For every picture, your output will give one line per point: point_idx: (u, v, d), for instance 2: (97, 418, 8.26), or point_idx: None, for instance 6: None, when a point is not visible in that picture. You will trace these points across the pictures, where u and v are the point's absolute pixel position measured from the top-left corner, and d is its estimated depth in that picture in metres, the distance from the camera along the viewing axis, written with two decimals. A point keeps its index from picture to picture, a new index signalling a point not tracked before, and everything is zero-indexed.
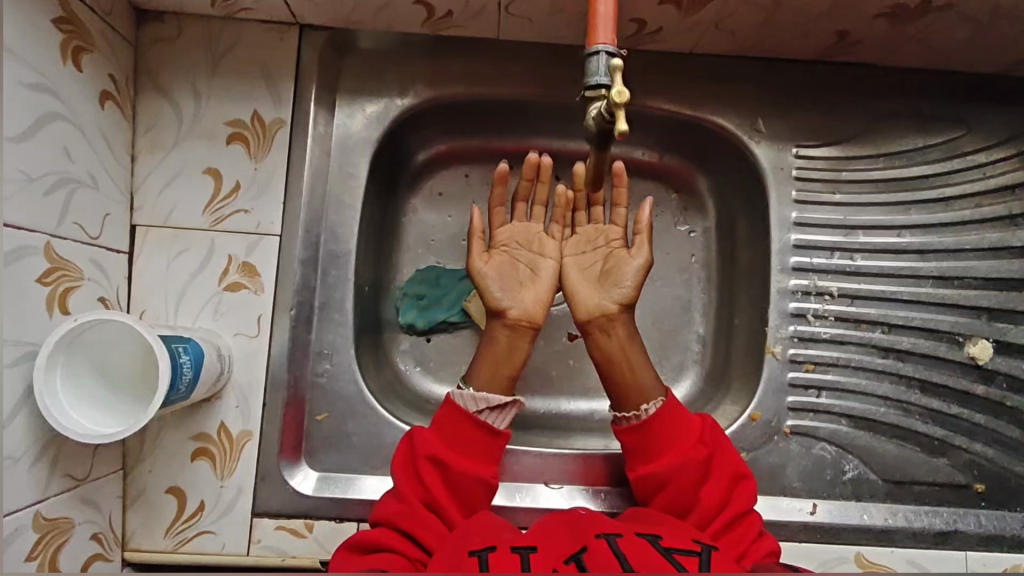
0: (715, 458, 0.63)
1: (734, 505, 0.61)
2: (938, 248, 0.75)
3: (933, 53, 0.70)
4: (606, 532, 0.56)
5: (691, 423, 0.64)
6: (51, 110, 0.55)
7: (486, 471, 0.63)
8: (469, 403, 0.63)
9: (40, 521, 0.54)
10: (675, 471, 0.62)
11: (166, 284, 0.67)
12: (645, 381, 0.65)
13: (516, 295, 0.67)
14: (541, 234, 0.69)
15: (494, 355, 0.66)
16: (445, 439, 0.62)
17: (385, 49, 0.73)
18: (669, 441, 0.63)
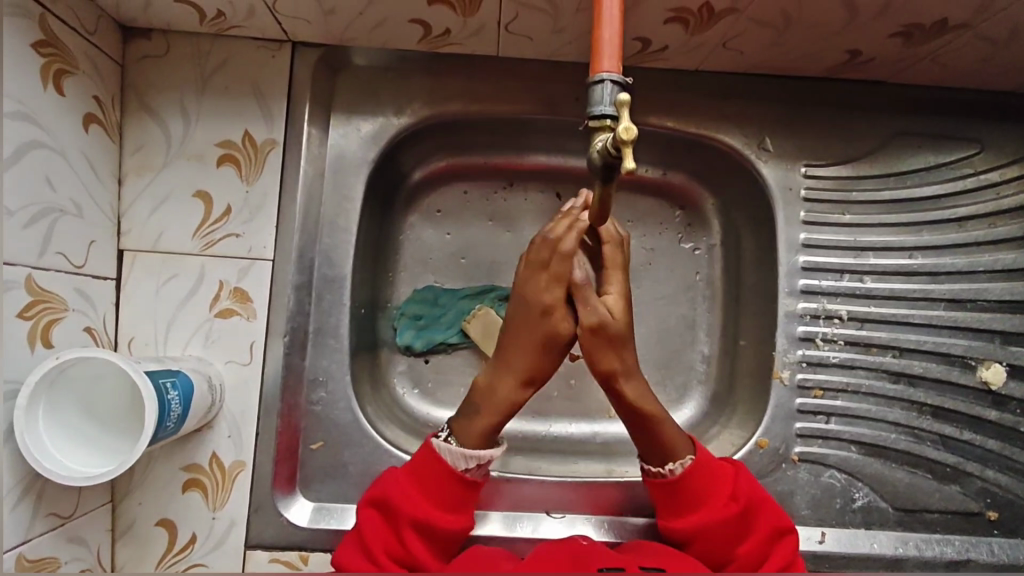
0: (749, 514, 0.61)
1: (774, 564, 0.59)
2: (950, 269, 0.73)
3: (947, 70, 0.68)
4: (608, 566, 0.55)
5: (721, 478, 0.62)
6: (31, 138, 0.54)
7: (463, 519, 0.61)
8: (452, 456, 0.59)
9: (24, 563, 0.52)
10: (705, 529, 0.60)
11: (155, 310, 0.65)
12: (672, 440, 0.61)
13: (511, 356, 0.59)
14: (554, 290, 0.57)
15: (489, 408, 0.59)
16: (423, 493, 0.60)
17: (380, 66, 0.71)
18: (697, 498, 0.61)
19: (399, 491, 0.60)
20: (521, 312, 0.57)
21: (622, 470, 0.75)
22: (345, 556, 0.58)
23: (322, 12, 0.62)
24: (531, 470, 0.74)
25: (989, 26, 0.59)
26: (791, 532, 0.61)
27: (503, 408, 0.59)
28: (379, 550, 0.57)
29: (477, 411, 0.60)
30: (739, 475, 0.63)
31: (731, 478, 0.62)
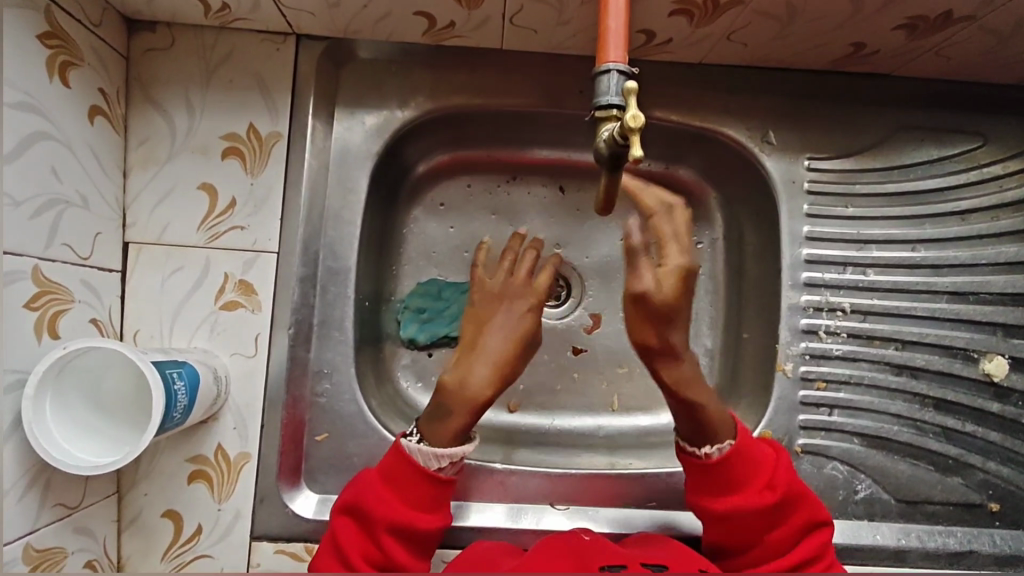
0: (785, 502, 0.61)
1: (804, 551, 0.60)
2: (953, 262, 0.73)
3: (949, 63, 0.68)
4: (609, 564, 0.55)
5: (761, 465, 0.61)
6: (36, 129, 0.54)
7: (440, 516, 0.61)
8: (423, 457, 0.59)
9: (31, 552, 0.52)
10: (737, 515, 0.60)
11: (160, 303, 0.65)
12: (716, 421, 0.60)
13: (477, 348, 0.63)
14: (512, 293, 0.67)
15: (460, 405, 0.59)
16: (394, 497, 0.59)
17: (384, 59, 0.71)
18: (732, 484, 0.61)
19: (373, 496, 0.59)
20: (502, 309, 0.66)
21: (625, 463, 0.75)
22: (323, 559, 0.59)
23: (327, 4, 0.62)
24: (535, 462, 0.74)
25: (994, 19, 0.59)
26: (823, 519, 0.62)
27: (474, 403, 0.60)
28: (356, 555, 0.58)
29: (449, 412, 0.60)
30: (780, 462, 0.62)
31: (772, 466, 0.61)
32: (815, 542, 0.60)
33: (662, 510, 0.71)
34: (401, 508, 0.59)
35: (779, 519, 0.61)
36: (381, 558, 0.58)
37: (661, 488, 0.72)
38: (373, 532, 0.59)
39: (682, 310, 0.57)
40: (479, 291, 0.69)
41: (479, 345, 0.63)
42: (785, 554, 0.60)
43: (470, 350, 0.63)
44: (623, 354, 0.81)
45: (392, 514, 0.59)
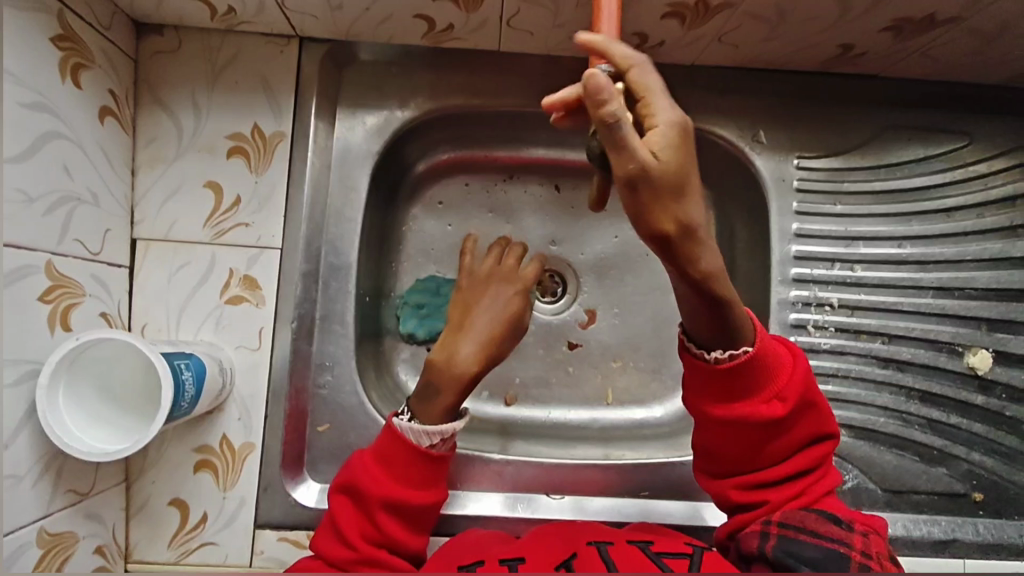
0: (793, 413, 0.57)
1: (796, 464, 0.58)
2: (939, 258, 0.75)
3: (934, 65, 0.70)
4: (597, 540, 0.57)
5: (775, 375, 0.56)
6: (50, 128, 0.56)
7: (435, 492, 0.63)
8: (414, 436, 0.61)
9: (44, 536, 0.54)
10: (740, 422, 0.56)
11: (167, 297, 0.67)
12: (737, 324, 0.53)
13: (466, 330, 0.68)
14: (499, 279, 0.74)
15: (446, 382, 0.63)
16: (387, 475, 0.61)
17: (385, 61, 0.73)
18: (742, 389, 0.56)
19: (370, 478, 0.61)
20: (489, 293, 0.72)
21: (618, 454, 0.77)
22: (322, 540, 0.61)
23: (330, 8, 0.64)
24: (531, 453, 0.76)
25: (976, 21, 0.61)
26: (825, 434, 0.59)
27: (460, 380, 0.64)
28: (355, 534, 0.60)
29: (437, 390, 0.63)
30: (798, 371, 0.57)
31: (789, 376, 0.56)
32: (810, 456, 0.59)
33: (655, 500, 0.73)
34: (395, 485, 0.61)
35: (783, 430, 0.57)
36: (378, 536, 0.60)
37: (653, 478, 0.74)
38: (370, 512, 0.60)
39: (693, 176, 0.44)
40: (468, 278, 0.75)
41: (467, 326, 0.68)
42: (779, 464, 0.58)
43: (459, 331, 0.68)
44: (617, 349, 0.83)
45: (387, 493, 0.60)
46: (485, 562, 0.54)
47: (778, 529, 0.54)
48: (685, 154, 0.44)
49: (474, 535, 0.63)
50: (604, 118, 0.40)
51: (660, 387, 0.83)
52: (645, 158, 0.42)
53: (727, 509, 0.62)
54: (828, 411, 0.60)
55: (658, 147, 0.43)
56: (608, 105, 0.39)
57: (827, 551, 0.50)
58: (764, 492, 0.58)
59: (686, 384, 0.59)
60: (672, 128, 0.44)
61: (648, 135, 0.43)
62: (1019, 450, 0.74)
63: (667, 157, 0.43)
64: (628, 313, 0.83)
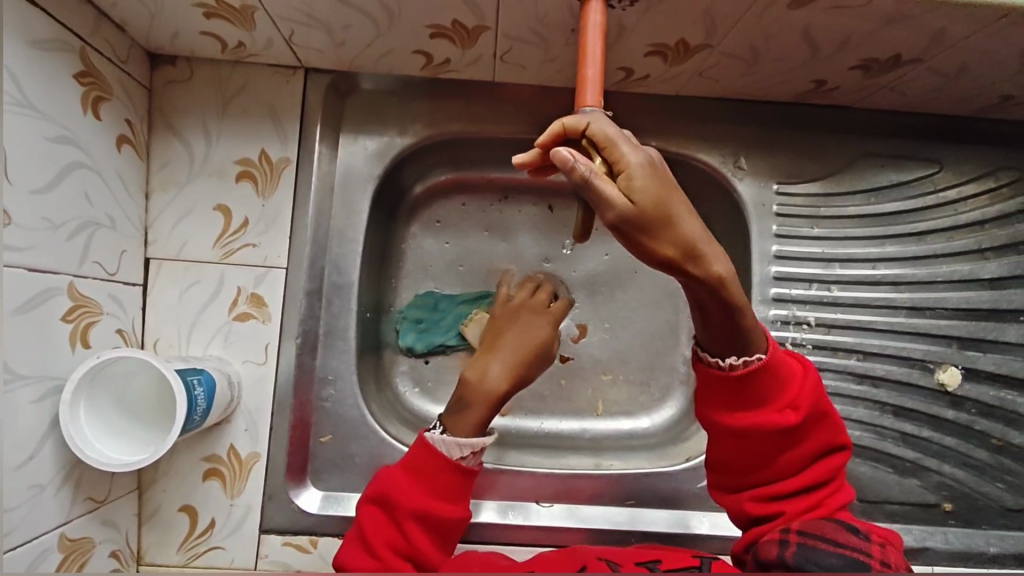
0: (806, 422, 0.60)
1: (811, 474, 0.61)
2: (911, 279, 0.79)
3: (905, 98, 0.75)
4: (607, 556, 0.60)
5: (787, 385, 0.59)
6: (73, 159, 0.59)
7: (459, 507, 0.65)
8: (446, 448, 0.65)
9: (64, 541, 0.58)
10: (754, 432, 0.59)
11: (179, 314, 0.71)
12: (752, 333, 0.57)
13: (496, 353, 0.72)
14: (531, 311, 0.78)
15: (477, 401, 0.67)
16: (417, 486, 0.64)
17: (386, 90, 0.77)
18: (754, 399, 0.59)
19: (398, 489, 0.64)
20: (520, 321, 0.77)
21: (607, 463, 0.80)
22: (349, 550, 0.63)
23: (334, 43, 0.68)
24: (523, 463, 0.80)
25: (940, 60, 0.66)
26: (838, 445, 0.62)
27: (488, 398, 0.68)
28: (382, 544, 0.62)
29: (467, 405, 0.67)
30: (808, 382, 0.60)
31: (799, 387, 0.59)
32: (823, 467, 0.61)
33: (641, 508, 0.77)
34: (426, 496, 0.63)
35: (796, 440, 0.60)
36: (404, 547, 0.62)
37: (638, 487, 0.77)
38: (398, 523, 0.63)
39: (674, 203, 0.47)
40: (502, 306, 0.80)
41: (499, 346, 0.73)
42: (795, 472, 0.60)
43: (489, 354, 0.72)
44: (607, 362, 0.87)
45: (415, 503, 0.63)
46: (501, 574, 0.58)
47: (798, 538, 0.53)
48: (661, 186, 0.47)
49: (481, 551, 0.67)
50: (581, 178, 0.45)
51: (647, 399, 0.86)
52: (625, 202, 0.45)
53: (745, 523, 0.64)
54: (839, 421, 0.62)
55: (633, 188, 0.46)
56: (579, 168, 0.44)
57: (848, 560, 0.49)
58: (781, 504, 0.61)
59: (699, 393, 0.62)
60: (642, 168, 0.46)
61: (622, 179, 0.46)
62: (988, 462, 0.78)
63: (645, 195, 0.46)
64: (618, 328, 0.87)
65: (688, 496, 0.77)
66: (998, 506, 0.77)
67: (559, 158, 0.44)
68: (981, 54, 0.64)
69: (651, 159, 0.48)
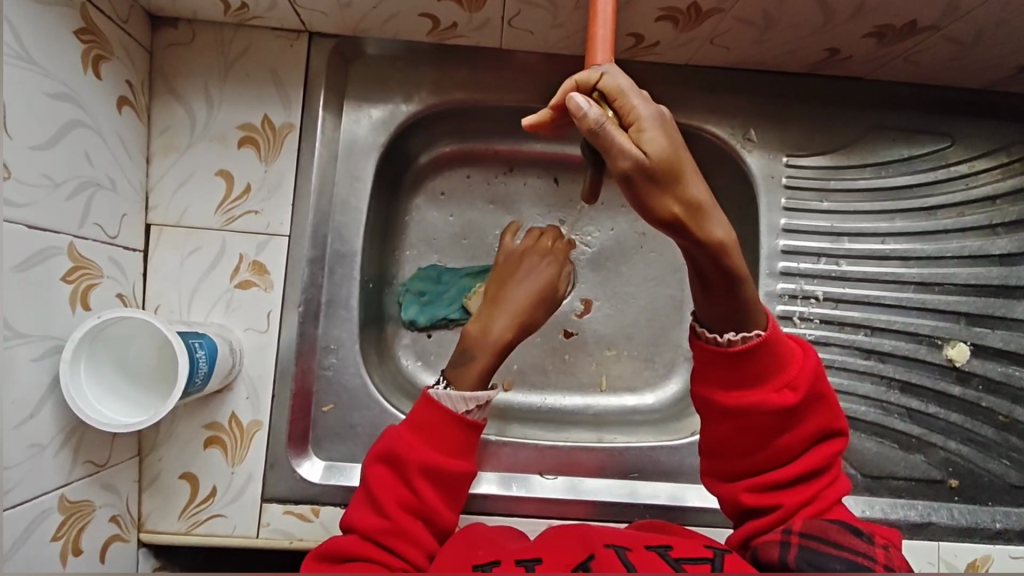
0: (804, 405, 0.59)
1: (806, 462, 0.59)
2: (920, 255, 0.79)
3: (918, 68, 0.74)
4: (614, 543, 0.54)
5: (786, 365, 0.58)
6: (74, 118, 0.58)
7: (465, 463, 0.65)
8: (452, 403, 0.64)
9: (65, 503, 0.57)
10: (752, 414, 0.58)
11: (179, 281, 0.70)
12: (752, 310, 0.56)
13: (496, 306, 0.72)
14: (532, 265, 0.77)
15: (483, 350, 0.68)
16: (424, 440, 0.63)
17: (391, 57, 0.76)
18: (752, 380, 0.58)
19: (407, 447, 0.63)
20: (521, 275, 0.75)
21: (611, 437, 0.80)
22: (357, 515, 0.61)
23: (339, 5, 0.67)
24: (526, 436, 0.79)
25: (956, 28, 0.65)
26: (835, 431, 0.61)
27: (495, 347, 0.68)
28: (390, 503, 0.61)
29: (472, 358, 0.68)
30: (809, 361, 0.59)
31: (799, 367, 0.58)
32: (822, 452, 0.60)
33: (645, 481, 0.76)
34: (433, 452, 0.63)
35: (793, 423, 0.59)
36: (415, 507, 0.62)
37: (643, 460, 0.77)
38: (405, 483, 0.62)
39: (685, 159, 0.46)
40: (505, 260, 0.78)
41: (502, 296, 0.73)
42: (790, 456, 0.59)
43: (493, 305, 0.73)
44: (611, 337, 0.86)
45: (424, 464, 0.62)
46: (501, 562, 0.54)
47: (799, 539, 0.51)
48: (671, 141, 0.46)
49: (484, 529, 0.65)
50: (591, 126, 0.44)
51: (651, 374, 0.86)
52: (635, 153, 0.44)
53: (739, 515, 0.62)
54: (838, 407, 0.61)
55: (643, 139, 0.45)
56: (590, 116, 0.44)
57: (850, 562, 0.48)
58: (778, 494, 0.59)
59: (694, 370, 0.61)
60: (653, 120, 0.45)
61: (632, 132, 0.45)
62: (994, 439, 0.77)
63: (655, 146, 0.45)
64: (622, 304, 0.86)
65: (691, 470, 0.76)
66: (1003, 483, 0.76)
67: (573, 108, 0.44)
68: (999, 19, 0.63)
69: (662, 114, 0.47)
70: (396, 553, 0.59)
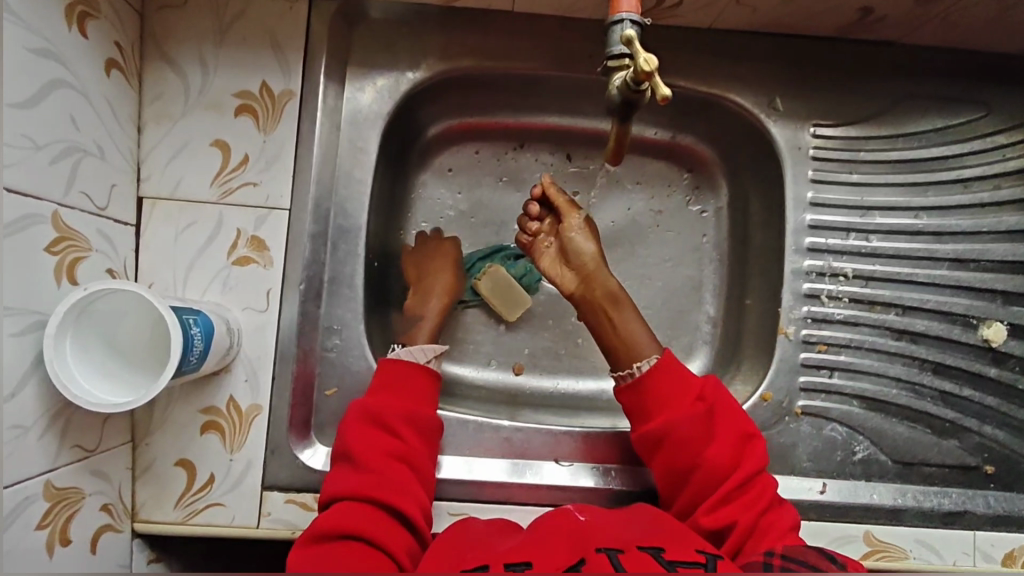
0: (717, 416, 0.63)
1: (744, 474, 0.61)
2: (954, 230, 0.74)
3: (955, 30, 0.70)
4: (606, 545, 0.51)
5: (689, 382, 0.65)
6: (57, 77, 0.54)
7: (434, 411, 0.65)
8: (411, 356, 0.67)
9: (50, 490, 0.54)
10: (676, 433, 0.63)
11: (173, 257, 0.66)
12: (639, 340, 0.67)
13: (417, 306, 0.74)
14: (433, 269, 0.76)
15: (428, 314, 0.74)
16: (391, 392, 0.64)
17: (397, 21, 0.72)
18: (668, 400, 0.64)
19: (388, 407, 0.62)
20: (432, 278, 0.76)
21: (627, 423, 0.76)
22: (342, 482, 0.59)
23: None
24: (539, 421, 0.75)
25: None
26: (759, 440, 0.63)
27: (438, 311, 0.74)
28: (377, 459, 0.60)
29: (421, 320, 0.73)
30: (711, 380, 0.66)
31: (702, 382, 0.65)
32: (754, 462, 0.62)
33: None
34: (402, 403, 0.63)
35: (714, 436, 0.62)
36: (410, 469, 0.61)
37: None
38: (390, 444, 0.61)
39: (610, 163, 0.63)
40: (412, 269, 0.77)
41: (422, 292, 0.75)
42: (725, 470, 0.61)
43: (415, 303, 0.75)
44: None
45: (403, 427, 0.62)
46: (489, 567, 0.50)
47: (780, 562, 0.50)
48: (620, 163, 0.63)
49: (473, 526, 0.61)
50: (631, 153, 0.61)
51: None
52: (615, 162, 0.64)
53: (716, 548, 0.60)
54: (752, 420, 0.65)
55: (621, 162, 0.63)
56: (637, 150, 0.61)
57: None
58: (731, 512, 0.59)
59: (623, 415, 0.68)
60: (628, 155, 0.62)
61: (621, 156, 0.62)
62: None
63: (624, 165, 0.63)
64: (638, 285, 0.82)
65: None
66: None
67: (623, 39, 0.49)
68: None
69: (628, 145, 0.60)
70: (392, 510, 0.58)
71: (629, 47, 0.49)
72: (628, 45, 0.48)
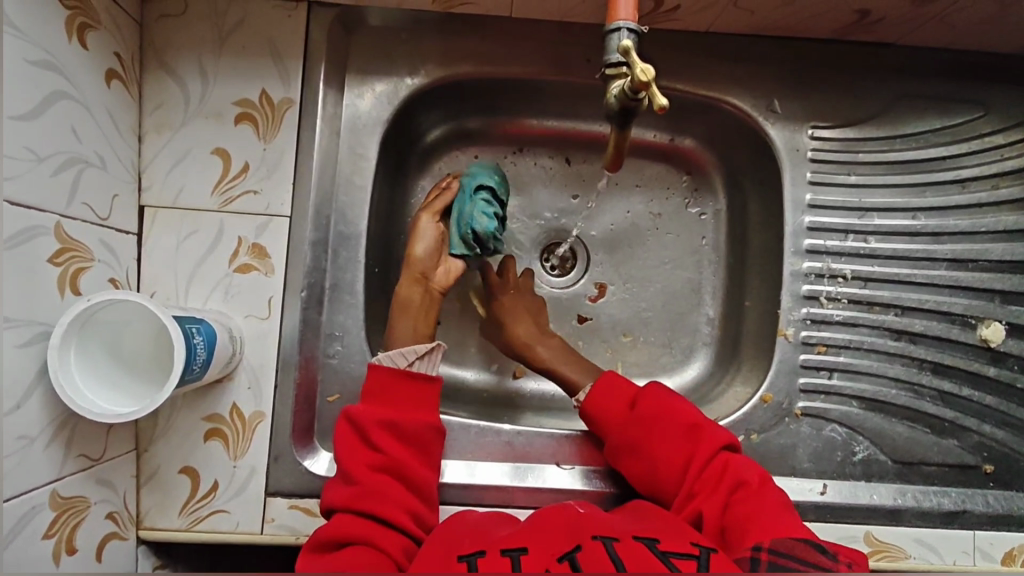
0: (654, 416, 0.65)
1: (700, 462, 0.61)
2: (952, 230, 0.75)
3: (952, 31, 0.70)
4: (602, 534, 0.51)
5: (624, 393, 0.68)
6: (58, 88, 0.55)
7: (429, 416, 0.65)
8: (392, 361, 0.64)
9: (57, 499, 0.54)
10: (620, 445, 0.65)
11: (176, 266, 0.66)
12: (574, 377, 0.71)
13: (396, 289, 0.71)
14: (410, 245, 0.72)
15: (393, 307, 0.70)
16: (374, 399, 0.63)
17: (396, 27, 0.72)
18: (607, 417, 0.67)
19: (371, 415, 0.62)
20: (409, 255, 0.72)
21: None
22: (337, 492, 0.59)
23: None
24: (540, 425, 0.76)
25: None
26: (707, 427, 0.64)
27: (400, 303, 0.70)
28: (361, 468, 0.60)
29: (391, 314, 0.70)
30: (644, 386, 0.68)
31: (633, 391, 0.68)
32: (709, 448, 0.62)
33: None
34: (388, 411, 0.63)
35: (658, 434, 0.64)
36: (397, 474, 0.61)
37: None
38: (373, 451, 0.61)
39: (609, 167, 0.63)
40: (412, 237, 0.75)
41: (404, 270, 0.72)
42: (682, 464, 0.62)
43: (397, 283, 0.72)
44: (627, 323, 0.82)
45: (388, 434, 0.62)
46: (486, 553, 0.51)
47: (768, 556, 0.49)
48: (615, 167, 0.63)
49: (470, 518, 0.61)
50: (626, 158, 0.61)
51: (670, 360, 0.82)
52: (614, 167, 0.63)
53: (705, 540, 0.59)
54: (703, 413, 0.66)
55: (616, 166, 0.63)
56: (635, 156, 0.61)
57: None
58: (698, 501, 0.59)
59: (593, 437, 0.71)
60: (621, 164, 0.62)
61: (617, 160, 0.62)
62: None
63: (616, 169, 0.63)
64: (638, 288, 0.83)
65: None
66: None
67: (621, 49, 0.49)
68: None
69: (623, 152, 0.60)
70: (383, 518, 0.58)
71: (625, 57, 0.49)
72: (625, 55, 0.49)
